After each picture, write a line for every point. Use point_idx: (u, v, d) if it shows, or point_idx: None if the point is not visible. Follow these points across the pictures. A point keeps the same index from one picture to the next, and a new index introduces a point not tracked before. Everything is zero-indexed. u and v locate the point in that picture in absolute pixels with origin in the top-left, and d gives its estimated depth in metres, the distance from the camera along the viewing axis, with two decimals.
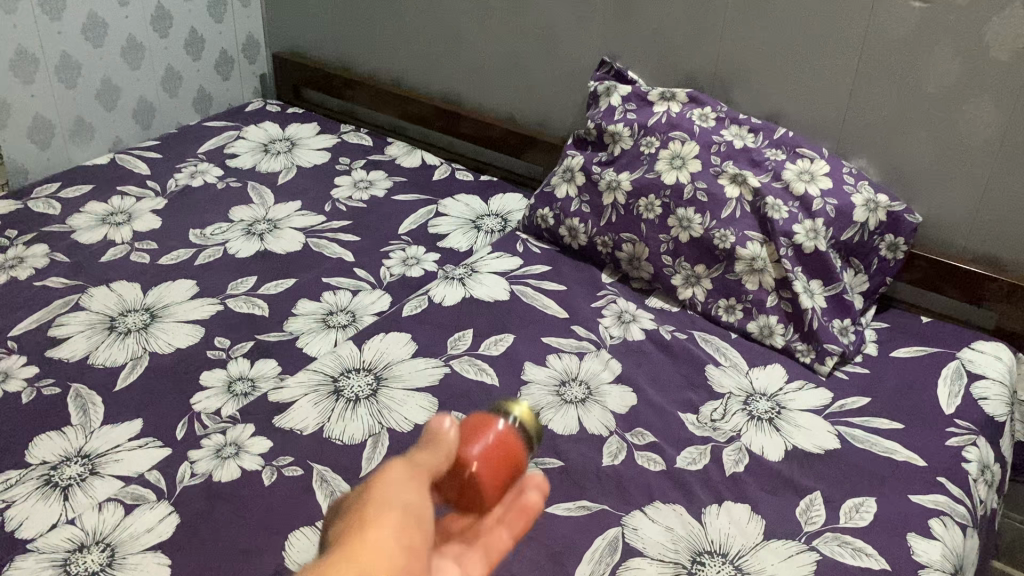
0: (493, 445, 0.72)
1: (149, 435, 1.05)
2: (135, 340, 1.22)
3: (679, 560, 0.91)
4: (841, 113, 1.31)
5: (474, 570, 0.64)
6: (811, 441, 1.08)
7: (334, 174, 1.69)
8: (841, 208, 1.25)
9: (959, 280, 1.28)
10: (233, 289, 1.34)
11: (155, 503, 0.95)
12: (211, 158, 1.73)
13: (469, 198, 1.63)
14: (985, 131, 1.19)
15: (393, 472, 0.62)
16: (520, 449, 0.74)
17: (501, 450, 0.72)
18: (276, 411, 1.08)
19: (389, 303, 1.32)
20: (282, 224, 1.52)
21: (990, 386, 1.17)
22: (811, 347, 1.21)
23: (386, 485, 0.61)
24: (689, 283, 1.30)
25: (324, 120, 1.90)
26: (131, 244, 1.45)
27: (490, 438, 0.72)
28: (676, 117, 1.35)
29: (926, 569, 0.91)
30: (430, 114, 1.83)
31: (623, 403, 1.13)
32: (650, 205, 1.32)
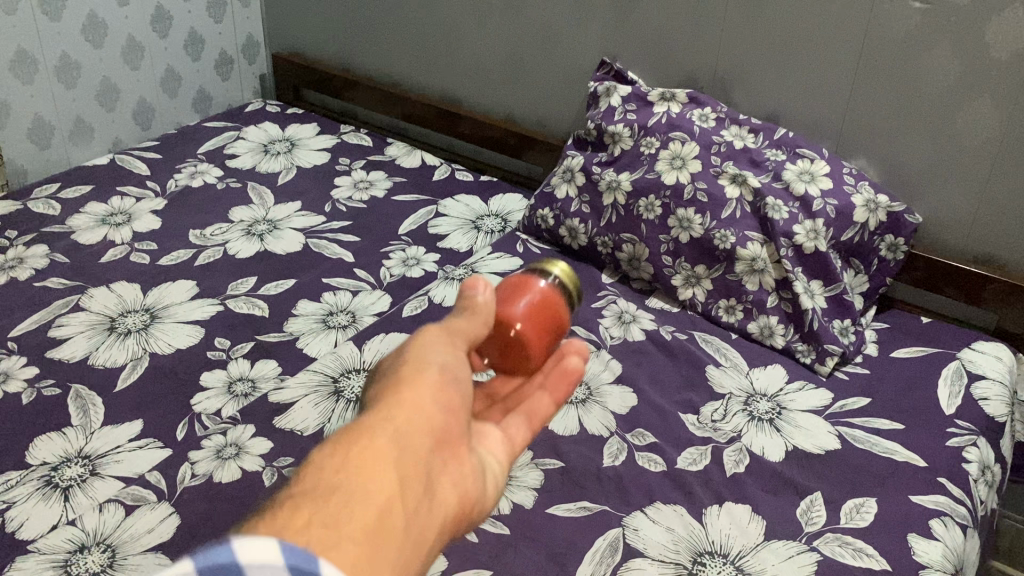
0: (537, 304, 0.78)
1: (149, 436, 1.05)
2: (135, 341, 1.21)
3: (679, 560, 0.91)
4: (841, 113, 1.31)
5: (520, 427, 0.70)
6: (812, 441, 1.08)
7: (333, 174, 1.69)
8: (841, 208, 1.24)
9: (958, 280, 1.28)
10: (233, 290, 1.34)
11: (155, 504, 0.95)
12: (211, 158, 1.73)
13: (469, 198, 1.63)
14: (985, 131, 1.19)
15: (432, 330, 0.66)
16: (560, 309, 0.80)
17: (542, 310, 0.78)
18: (276, 412, 1.08)
19: (390, 303, 1.32)
20: (282, 225, 1.52)
21: (990, 387, 1.17)
22: (811, 347, 1.21)
23: (426, 342, 0.65)
24: (689, 284, 1.31)
25: (324, 121, 1.90)
26: (131, 245, 1.44)
27: (533, 297, 0.78)
28: (676, 117, 1.35)
29: (926, 570, 0.91)
30: (430, 114, 1.83)
31: (623, 403, 1.13)
32: (650, 205, 1.32)
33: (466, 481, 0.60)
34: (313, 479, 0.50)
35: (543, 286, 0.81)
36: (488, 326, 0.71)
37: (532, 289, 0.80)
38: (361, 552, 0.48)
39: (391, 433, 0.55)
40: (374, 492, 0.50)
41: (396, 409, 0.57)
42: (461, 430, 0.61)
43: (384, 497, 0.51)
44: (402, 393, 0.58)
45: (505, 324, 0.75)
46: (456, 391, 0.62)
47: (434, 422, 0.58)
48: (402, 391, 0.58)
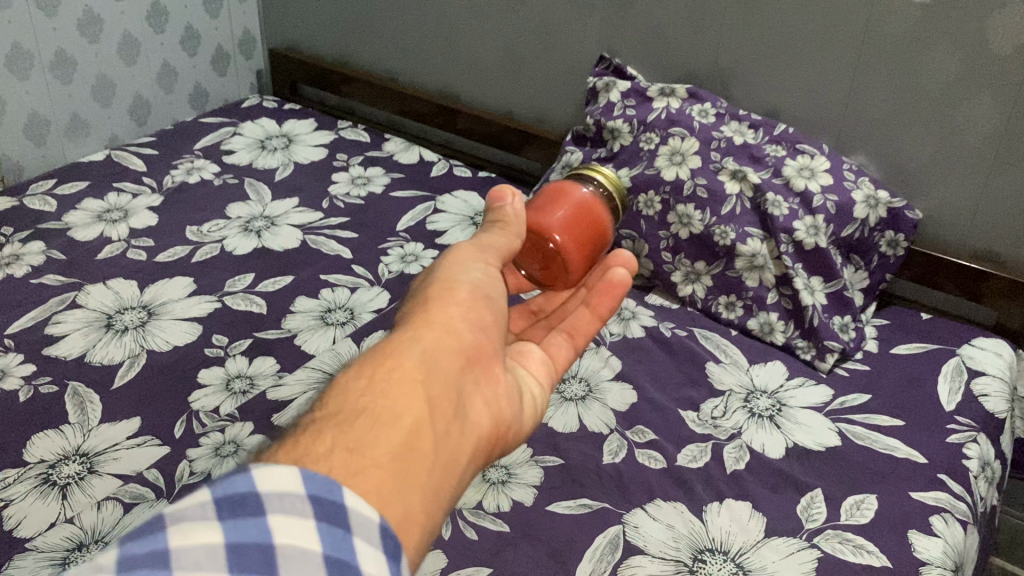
0: (574, 215, 0.86)
1: (147, 434, 1.05)
2: (132, 338, 1.21)
3: (680, 557, 0.91)
4: (841, 110, 1.31)
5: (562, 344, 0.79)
6: (812, 438, 1.07)
7: (331, 170, 1.69)
8: (841, 204, 1.24)
9: (958, 277, 1.28)
10: (231, 287, 1.34)
11: (153, 502, 0.94)
12: (208, 154, 1.72)
13: (467, 194, 1.63)
14: (985, 127, 1.19)
15: (464, 251, 0.73)
16: (597, 219, 0.87)
17: (580, 222, 0.85)
18: (274, 409, 1.07)
19: (388, 300, 1.32)
20: (280, 221, 1.51)
21: (990, 383, 1.17)
22: (811, 344, 1.21)
23: (452, 269, 0.69)
24: (688, 281, 1.31)
25: (321, 117, 1.89)
26: (127, 241, 1.44)
27: (569, 209, 0.86)
28: (676, 113, 1.34)
29: (927, 566, 0.91)
30: (428, 110, 1.82)
31: (623, 400, 1.13)
32: (649, 201, 1.31)
33: (497, 400, 0.64)
34: (342, 401, 0.54)
35: (584, 194, 0.88)
36: (522, 239, 0.78)
37: (569, 201, 0.87)
38: (389, 472, 0.51)
39: (419, 353, 0.59)
40: (400, 414, 0.54)
41: (427, 330, 0.61)
42: (494, 351, 0.66)
43: (413, 415, 0.55)
44: (432, 315, 0.63)
45: (544, 236, 0.84)
46: (485, 310, 0.67)
47: (465, 341, 0.63)
48: (435, 311, 0.64)
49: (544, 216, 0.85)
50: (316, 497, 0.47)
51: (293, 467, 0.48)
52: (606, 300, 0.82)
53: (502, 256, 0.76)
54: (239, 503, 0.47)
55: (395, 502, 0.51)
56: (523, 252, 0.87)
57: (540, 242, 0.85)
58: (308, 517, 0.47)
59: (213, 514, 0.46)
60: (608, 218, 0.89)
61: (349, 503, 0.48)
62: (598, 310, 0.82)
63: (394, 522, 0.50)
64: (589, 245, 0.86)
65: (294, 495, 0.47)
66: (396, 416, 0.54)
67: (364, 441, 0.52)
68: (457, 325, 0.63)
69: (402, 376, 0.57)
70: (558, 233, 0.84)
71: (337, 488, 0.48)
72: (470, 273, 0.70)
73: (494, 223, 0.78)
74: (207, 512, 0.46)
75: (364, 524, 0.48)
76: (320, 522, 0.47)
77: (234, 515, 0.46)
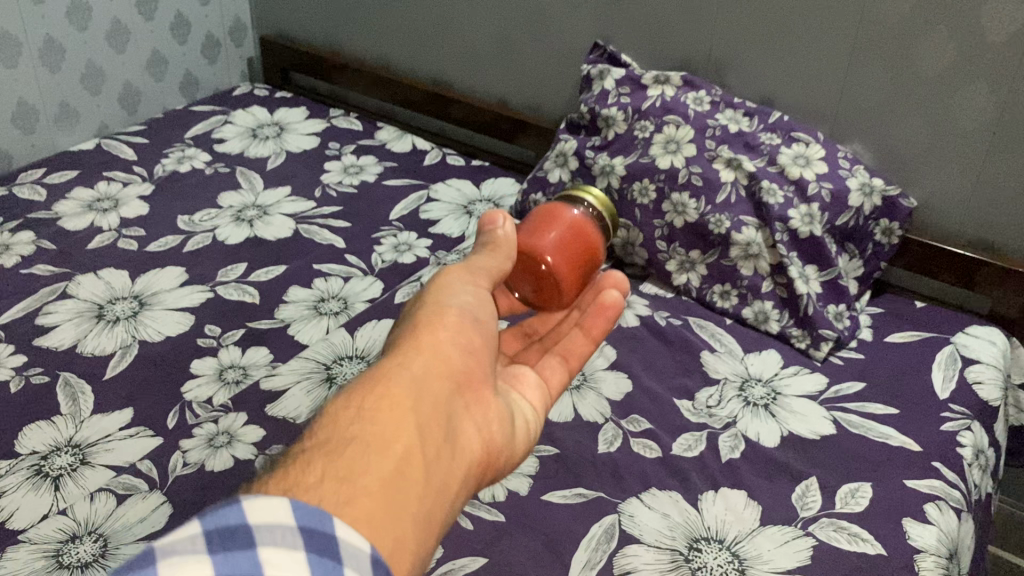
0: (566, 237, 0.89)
1: (140, 425, 1.04)
2: (124, 329, 1.20)
3: (675, 546, 0.91)
4: (836, 98, 1.30)
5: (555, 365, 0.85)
6: (807, 427, 1.07)
7: (323, 159, 1.67)
8: (836, 192, 1.24)
9: (952, 265, 1.28)
10: (223, 276, 1.33)
11: (147, 493, 0.94)
12: (199, 143, 1.71)
13: (460, 182, 1.62)
14: (979, 115, 1.18)
15: (455, 274, 0.75)
16: (588, 239, 0.90)
17: (570, 244, 0.89)
18: (268, 399, 1.07)
19: (382, 289, 1.31)
20: (272, 210, 1.50)
21: (985, 371, 1.17)
22: (805, 332, 1.21)
23: (440, 296, 0.72)
24: (683, 269, 1.30)
25: (313, 105, 1.88)
26: (118, 231, 1.42)
27: (560, 233, 0.89)
28: (670, 101, 1.34)
29: (921, 554, 0.91)
30: (420, 98, 1.81)
31: (618, 389, 1.13)
32: (644, 190, 1.31)
33: (483, 426, 0.66)
34: (334, 431, 0.55)
35: (574, 215, 0.92)
36: (512, 260, 0.80)
37: (559, 225, 0.90)
38: (381, 499, 0.52)
39: (408, 381, 0.60)
40: (391, 440, 0.55)
41: (418, 358, 0.63)
42: (480, 378, 0.68)
43: (406, 441, 0.56)
44: (423, 340, 0.65)
45: (537, 260, 0.87)
46: (472, 336, 0.69)
47: (453, 369, 0.65)
48: (428, 339, 0.66)
49: (536, 238, 0.88)
50: (306, 529, 0.47)
51: (284, 500, 0.47)
52: (599, 322, 0.89)
53: (492, 278, 0.78)
54: (229, 536, 0.46)
55: (387, 525, 0.51)
56: (517, 274, 0.91)
57: (530, 263, 0.88)
58: (297, 550, 0.46)
59: (203, 548, 0.45)
60: (598, 239, 0.92)
61: (339, 534, 0.47)
62: (592, 332, 0.89)
63: (387, 555, 0.50)
64: (581, 266, 0.89)
65: (284, 528, 0.46)
66: (389, 442, 0.55)
67: (356, 468, 0.52)
68: (448, 355, 0.65)
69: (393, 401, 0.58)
70: (550, 254, 0.87)
71: (328, 518, 0.48)
72: (458, 299, 0.72)
73: (485, 245, 0.80)
74: (198, 547, 0.45)
75: (354, 554, 0.47)
76: (310, 554, 0.46)
77: (224, 547, 0.45)
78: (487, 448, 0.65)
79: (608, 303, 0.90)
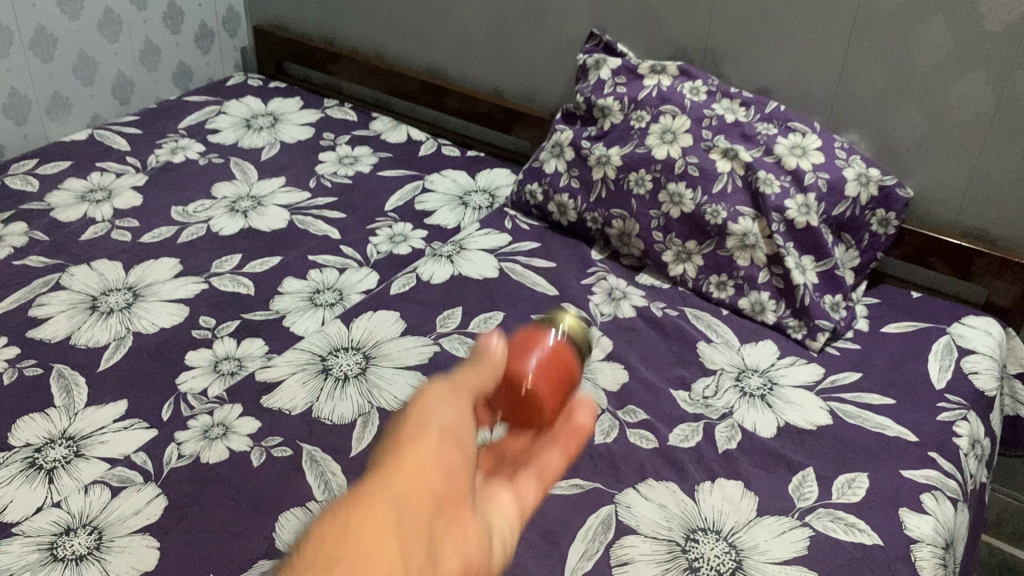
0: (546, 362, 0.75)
1: (134, 417, 1.04)
2: (118, 320, 1.19)
3: (672, 537, 0.91)
4: (833, 88, 1.30)
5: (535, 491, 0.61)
6: (804, 417, 1.07)
7: (318, 149, 1.67)
8: (832, 182, 1.24)
9: (949, 255, 1.27)
10: (217, 267, 1.32)
11: (142, 485, 0.94)
12: (192, 133, 1.70)
13: (456, 173, 1.61)
14: (977, 105, 1.18)
15: (436, 391, 0.64)
16: (575, 356, 0.79)
17: (550, 367, 0.74)
18: (263, 391, 1.06)
19: (377, 281, 1.31)
20: (267, 201, 1.49)
21: (981, 361, 1.17)
22: (802, 323, 1.21)
23: (421, 409, 0.62)
24: (679, 260, 1.29)
25: (307, 95, 1.87)
26: (111, 222, 1.42)
27: (545, 349, 0.76)
28: (666, 91, 1.33)
29: (917, 544, 0.92)
30: (415, 88, 1.80)
31: (614, 380, 1.12)
32: (641, 180, 1.31)
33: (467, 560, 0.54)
34: (319, 551, 0.51)
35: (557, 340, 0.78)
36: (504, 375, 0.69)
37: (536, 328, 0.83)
38: None
39: (394, 498, 0.54)
40: (377, 559, 0.50)
41: (397, 477, 0.56)
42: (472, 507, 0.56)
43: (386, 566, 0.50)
44: (401, 460, 0.57)
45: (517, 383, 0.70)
46: (461, 452, 0.59)
47: (466, 444, 0.60)
48: (428, 417, 0.61)
49: (515, 362, 0.72)
50: None
51: None
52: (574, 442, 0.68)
53: (480, 393, 0.66)
54: None
55: None
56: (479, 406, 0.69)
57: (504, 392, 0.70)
58: None
59: None
60: (580, 355, 0.80)
61: None
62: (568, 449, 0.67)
63: None
64: (568, 383, 0.75)
65: None
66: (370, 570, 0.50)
67: None
68: (459, 427, 0.60)
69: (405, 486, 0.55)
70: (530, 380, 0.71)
71: None
72: (441, 415, 0.61)
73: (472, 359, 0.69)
74: None
75: None
76: None
77: None
78: (519, 521, 0.58)
79: (582, 417, 0.72)
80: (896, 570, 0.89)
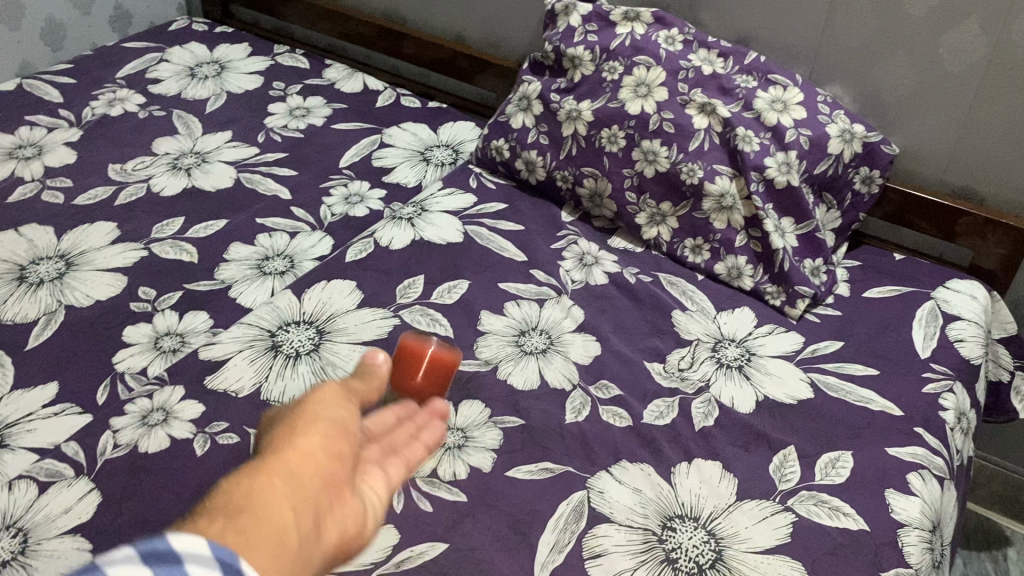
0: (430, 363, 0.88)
1: (66, 401, 0.96)
2: (49, 293, 1.10)
3: (648, 525, 0.85)
4: (817, 36, 1.22)
5: (411, 457, 0.70)
6: (784, 390, 1.02)
7: (267, 101, 1.56)
8: (815, 139, 1.17)
9: (933, 216, 1.22)
10: (158, 232, 1.23)
11: (73, 480, 0.86)
12: (131, 83, 1.58)
13: (416, 126, 1.52)
14: (970, 56, 1.11)
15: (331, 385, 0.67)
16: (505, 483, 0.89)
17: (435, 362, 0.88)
18: (207, 371, 0.98)
19: (332, 246, 1.22)
20: (212, 157, 1.39)
21: (966, 328, 1.12)
22: (781, 289, 1.14)
23: (322, 392, 0.65)
24: (653, 222, 1.22)
25: (256, 41, 1.75)
26: (42, 182, 1.31)
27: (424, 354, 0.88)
28: (641, 40, 1.24)
29: (905, 529, 0.87)
30: (371, 33, 1.68)
31: (586, 353, 1.06)
32: (613, 136, 1.23)
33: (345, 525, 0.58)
34: (261, 482, 0.53)
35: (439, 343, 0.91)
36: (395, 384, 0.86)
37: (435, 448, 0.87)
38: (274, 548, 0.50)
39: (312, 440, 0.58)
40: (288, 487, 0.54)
41: (300, 427, 0.60)
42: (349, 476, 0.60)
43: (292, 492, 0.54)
44: (298, 427, 0.59)
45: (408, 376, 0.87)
46: (348, 440, 0.62)
47: (353, 438, 0.63)
48: (321, 409, 0.63)
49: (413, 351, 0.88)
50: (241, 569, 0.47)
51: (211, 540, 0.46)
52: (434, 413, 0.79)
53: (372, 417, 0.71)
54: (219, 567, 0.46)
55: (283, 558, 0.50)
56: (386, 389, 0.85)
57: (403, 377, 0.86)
58: None
59: None
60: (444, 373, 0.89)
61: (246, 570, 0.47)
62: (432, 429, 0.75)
63: None
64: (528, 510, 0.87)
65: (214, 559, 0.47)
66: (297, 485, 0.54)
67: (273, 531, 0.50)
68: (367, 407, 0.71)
69: (254, 523, 0.50)
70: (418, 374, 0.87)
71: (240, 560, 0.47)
72: (335, 410, 0.63)
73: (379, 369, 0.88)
74: None
75: None
76: None
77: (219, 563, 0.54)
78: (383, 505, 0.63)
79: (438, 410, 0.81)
80: (883, 557, 0.84)
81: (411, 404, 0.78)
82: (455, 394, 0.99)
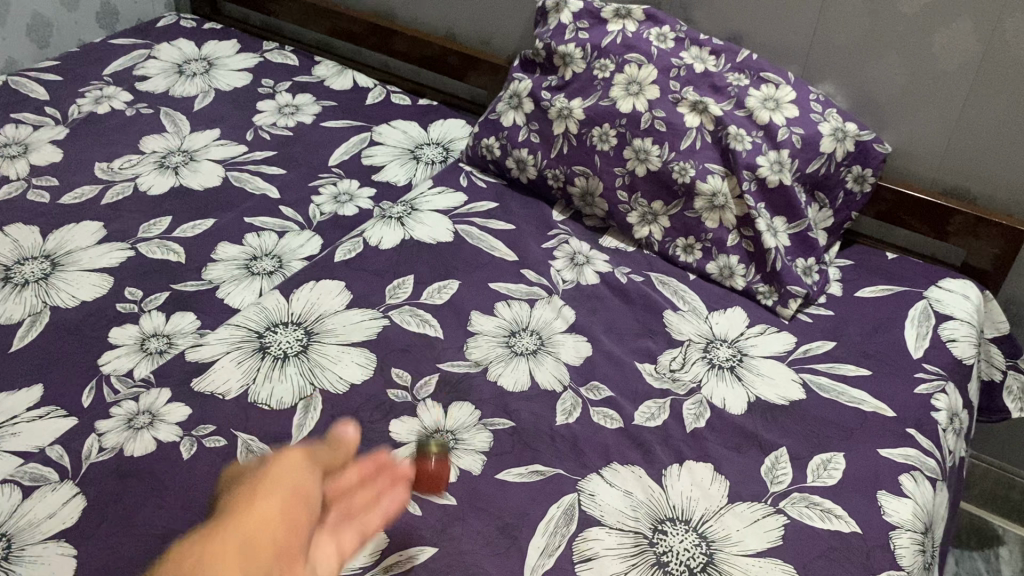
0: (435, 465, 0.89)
1: (50, 404, 0.95)
2: (34, 294, 1.09)
3: (639, 528, 0.85)
4: (809, 34, 1.21)
5: (353, 541, 0.78)
6: (776, 391, 1.01)
7: (256, 98, 1.54)
8: (807, 138, 1.16)
9: (926, 215, 1.21)
10: (145, 232, 1.21)
11: (57, 484, 0.85)
12: (118, 80, 1.56)
13: (406, 124, 1.50)
14: (963, 54, 1.10)
15: (293, 452, 0.78)
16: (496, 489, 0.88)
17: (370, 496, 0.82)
18: (194, 373, 0.97)
19: (321, 246, 1.21)
20: (200, 156, 1.38)
21: (958, 328, 1.12)
22: (773, 288, 1.14)
23: (283, 458, 0.77)
24: (645, 221, 1.21)
25: (244, 38, 1.73)
26: (27, 181, 1.30)
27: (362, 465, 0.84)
28: (632, 37, 1.23)
29: (897, 531, 0.87)
30: (361, 30, 1.67)
31: (576, 354, 1.05)
32: (604, 135, 1.22)
33: None
34: (222, 534, 0.69)
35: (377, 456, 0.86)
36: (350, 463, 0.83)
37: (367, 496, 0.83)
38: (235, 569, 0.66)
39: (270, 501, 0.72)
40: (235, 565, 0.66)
41: (258, 500, 0.72)
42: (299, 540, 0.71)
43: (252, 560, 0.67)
44: (259, 487, 0.73)
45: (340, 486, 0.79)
46: (304, 508, 0.73)
47: (309, 503, 0.74)
48: (276, 483, 0.74)
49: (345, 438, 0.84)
50: None
51: None
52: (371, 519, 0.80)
53: (330, 468, 0.80)
54: None
55: None
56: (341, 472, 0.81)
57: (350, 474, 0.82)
58: None
59: None
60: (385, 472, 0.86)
61: None
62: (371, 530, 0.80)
63: None
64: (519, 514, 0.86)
65: None
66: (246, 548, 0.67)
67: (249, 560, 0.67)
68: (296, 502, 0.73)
69: None
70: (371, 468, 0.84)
71: None
72: (303, 476, 0.76)
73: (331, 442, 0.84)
74: None
75: None
76: None
77: None
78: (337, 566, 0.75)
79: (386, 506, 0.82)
80: (874, 559, 0.84)
81: (381, 460, 0.86)
82: (445, 396, 0.98)
